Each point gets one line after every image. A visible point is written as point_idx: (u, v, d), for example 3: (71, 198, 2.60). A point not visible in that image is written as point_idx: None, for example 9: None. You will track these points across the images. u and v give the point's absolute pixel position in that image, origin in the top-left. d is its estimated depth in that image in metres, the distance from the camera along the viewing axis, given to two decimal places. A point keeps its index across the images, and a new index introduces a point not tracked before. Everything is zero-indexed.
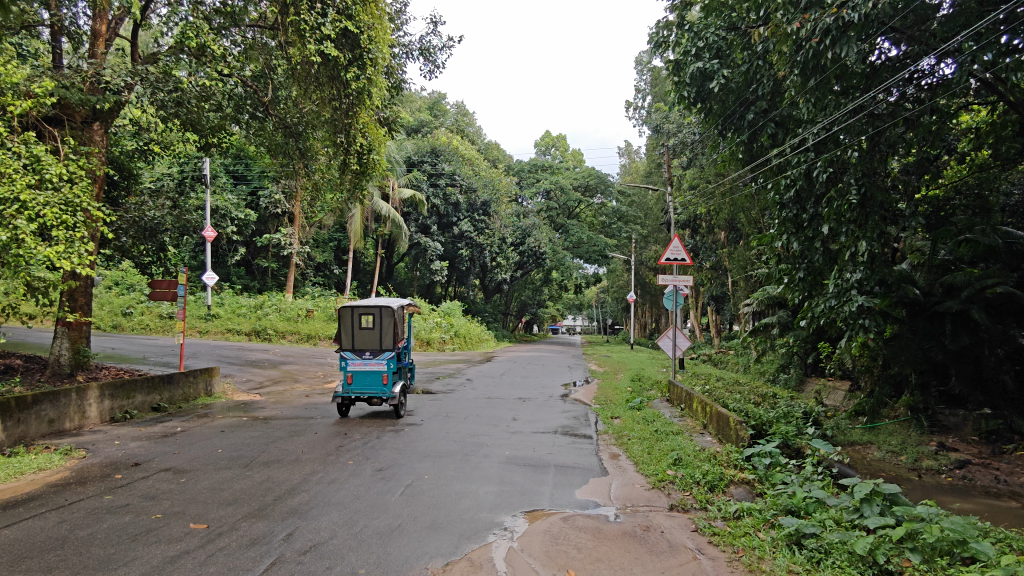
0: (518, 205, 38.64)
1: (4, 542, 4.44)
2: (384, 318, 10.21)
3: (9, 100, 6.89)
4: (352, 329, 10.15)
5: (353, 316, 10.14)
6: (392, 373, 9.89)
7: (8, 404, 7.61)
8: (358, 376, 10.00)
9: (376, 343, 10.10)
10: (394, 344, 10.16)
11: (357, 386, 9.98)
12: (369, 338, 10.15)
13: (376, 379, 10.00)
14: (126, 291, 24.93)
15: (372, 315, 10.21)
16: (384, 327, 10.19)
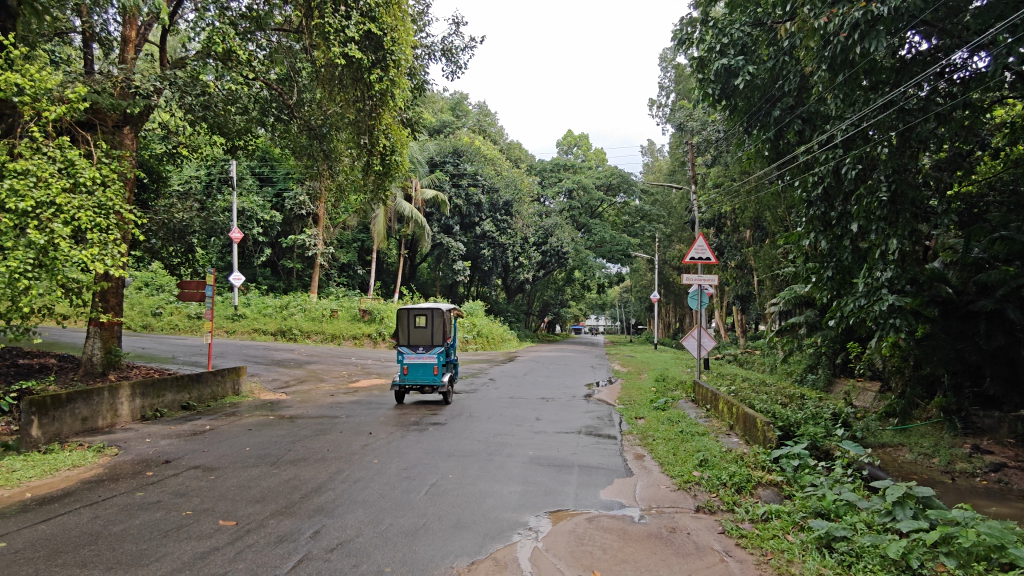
0: (540, 205, 38.63)
1: (41, 537, 4.55)
2: (436, 318, 11.54)
3: (43, 105, 7.05)
4: (407, 327, 11.49)
5: (408, 316, 11.51)
6: (443, 366, 11.22)
7: (44, 402, 7.81)
8: (412, 368, 11.40)
9: (428, 339, 11.42)
10: (444, 341, 11.46)
11: (411, 376, 11.37)
12: (422, 335, 11.50)
13: (428, 370, 11.38)
14: (156, 292, 25.42)
15: (425, 316, 11.52)
16: (435, 326, 11.51)
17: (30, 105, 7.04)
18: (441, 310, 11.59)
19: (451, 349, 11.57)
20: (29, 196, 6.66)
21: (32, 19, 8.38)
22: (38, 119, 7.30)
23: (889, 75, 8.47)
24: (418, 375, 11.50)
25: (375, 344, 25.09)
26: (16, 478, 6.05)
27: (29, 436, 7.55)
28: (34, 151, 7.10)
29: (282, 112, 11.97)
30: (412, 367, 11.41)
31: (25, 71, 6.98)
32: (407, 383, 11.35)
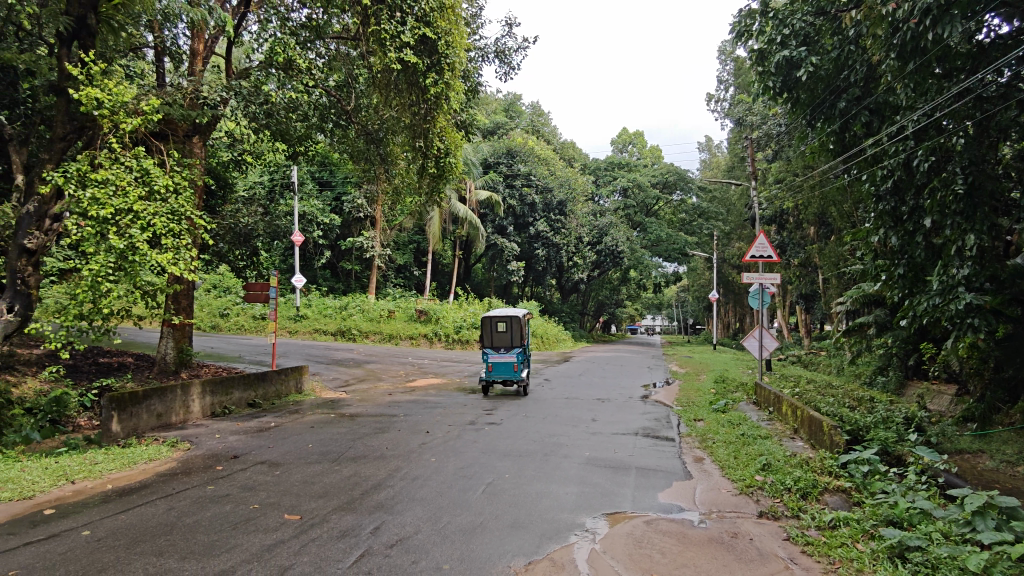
0: (594, 204, 38.37)
1: (121, 526, 4.81)
2: (514, 323, 13.20)
3: (120, 118, 7.45)
4: (489, 331, 13.11)
5: (491, 322, 13.13)
6: (524, 364, 12.83)
7: (122, 398, 8.24)
8: (496, 366, 13.03)
9: (508, 341, 13.05)
10: (522, 342, 13.08)
11: (495, 373, 12.98)
12: (502, 338, 13.14)
13: (509, 368, 13.02)
14: (223, 293, 26.51)
15: (506, 321, 13.14)
16: (514, 330, 13.17)
17: (109, 118, 7.45)
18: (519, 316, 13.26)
19: (529, 349, 13.20)
20: (109, 204, 7.04)
21: (110, 37, 8.88)
22: (116, 130, 7.72)
23: (964, 62, 8.02)
24: (501, 372, 13.14)
25: (432, 343, 25.45)
26: (98, 470, 6.41)
27: (109, 431, 8.01)
28: (112, 161, 7.50)
29: (341, 117, 12.00)
30: (496, 365, 13.04)
31: (105, 86, 7.40)
32: (493, 379, 12.95)
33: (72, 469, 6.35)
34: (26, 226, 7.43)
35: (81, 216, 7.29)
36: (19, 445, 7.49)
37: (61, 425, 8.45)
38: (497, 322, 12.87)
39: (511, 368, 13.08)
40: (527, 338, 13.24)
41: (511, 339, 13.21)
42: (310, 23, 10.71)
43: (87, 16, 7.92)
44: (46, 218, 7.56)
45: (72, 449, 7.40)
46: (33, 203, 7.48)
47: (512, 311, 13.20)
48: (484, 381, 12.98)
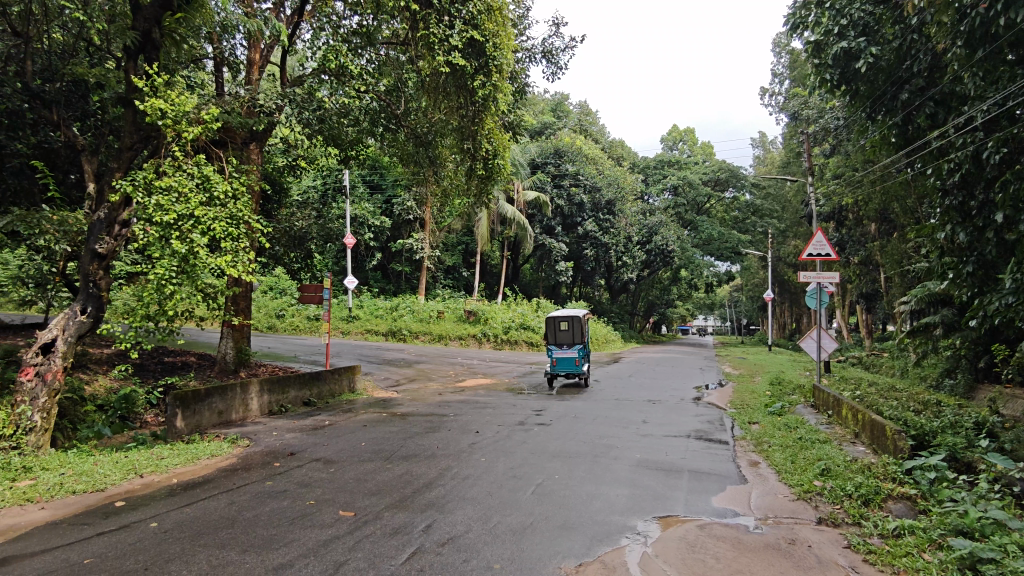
0: (643, 203, 37.92)
1: (186, 518, 5.01)
2: (575, 323, 14.68)
3: (183, 127, 7.76)
4: (553, 330, 14.63)
5: (555, 322, 14.58)
6: (586, 358, 14.29)
7: (186, 396, 8.59)
8: (560, 361, 14.48)
9: (571, 339, 14.55)
10: (583, 340, 14.52)
11: (559, 367, 14.44)
12: (565, 336, 14.66)
13: (572, 362, 14.48)
14: (279, 295, 27.30)
15: (568, 322, 14.59)
16: (575, 329, 14.67)
17: (172, 127, 7.77)
18: (579, 316, 14.74)
19: (589, 346, 14.67)
20: (172, 210, 7.35)
21: (173, 49, 9.27)
22: (178, 139, 8.05)
23: None
24: (564, 366, 14.64)
25: (480, 343, 25.62)
26: (164, 464, 6.70)
27: (174, 427, 8.36)
28: (176, 169, 7.81)
29: (390, 122, 12.16)
30: (560, 360, 14.51)
31: (168, 97, 7.73)
32: (557, 372, 14.43)
33: (140, 464, 6.65)
34: (97, 232, 7.81)
35: (147, 222, 7.63)
36: (92, 440, 7.89)
37: (130, 421, 8.86)
38: (560, 322, 14.37)
39: (574, 363, 14.53)
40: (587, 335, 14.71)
41: (573, 336, 14.72)
42: (361, 30, 10.93)
43: (153, 30, 8.27)
44: (116, 224, 7.93)
45: (141, 444, 7.75)
46: (104, 210, 7.86)
47: (573, 312, 14.70)
48: (549, 374, 14.44)
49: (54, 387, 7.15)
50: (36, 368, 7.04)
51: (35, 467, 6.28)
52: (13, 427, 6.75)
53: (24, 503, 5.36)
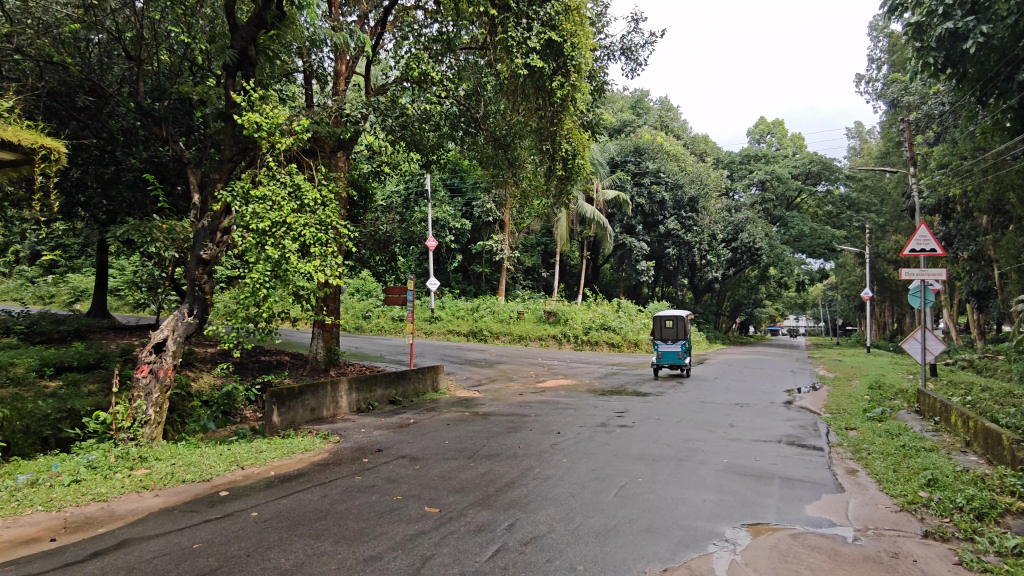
0: (728, 200, 36.75)
1: (283, 509, 5.29)
2: (678, 321, 17.29)
3: (276, 138, 8.19)
4: (659, 327, 17.27)
5: (660, 321, 17.10)
6: (688, 351, 16.77)
7: (281, 393, 9.06)
8: (665, 353, 17.05)
9: (674, 335, 17.12)
10: (685, 337, 16.92)
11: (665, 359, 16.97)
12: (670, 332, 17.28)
13: (676, 354, 17.00)
14: (365, 297, 28.27)
15: (672, 321, 17.09)
16: (678, 326, 17.29)
17: (267, 139, 8.21)
18: (682, 316, 17.33)
19: (690, 341, 17.20)
20: (267, 218, 7.79)
21: (267, 65, 9.80)
22: (272, 150, 8.51)
23: None
24: (669, 359, 17.12)
25: (561, 344, 25.58)
26: (263, 458, 7.09)
27: (271, 423, 8.84)
28: (271, 178, 8.24)
29: (471, 125, 12.29)
30: (665, 353, 17.03)
31: (263, 111, 8.18)
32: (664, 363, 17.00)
33: (241, 456, 7.07)
34: (201, 239, 8.35)
35: (245, 229, 8.11)
36: (198, 433, 8.45)
37: (232, 416, 9.44)
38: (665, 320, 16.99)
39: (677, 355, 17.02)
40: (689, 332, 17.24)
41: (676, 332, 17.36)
42: (442, 37, 11.19)
43: (248, 49, 8.78)
44: (217, 231, 8.47)
45: (241, 438, 8.24)
46: (207, 219, 8.41)
47: (676, 312, 17.29)
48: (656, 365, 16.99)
49: (166, 383, 7.71)
50: (149, 365, 7.62)
51: (150, 457, 6.79)
52: (130, 420, 7.33)
53: (140, 490, 5.81)
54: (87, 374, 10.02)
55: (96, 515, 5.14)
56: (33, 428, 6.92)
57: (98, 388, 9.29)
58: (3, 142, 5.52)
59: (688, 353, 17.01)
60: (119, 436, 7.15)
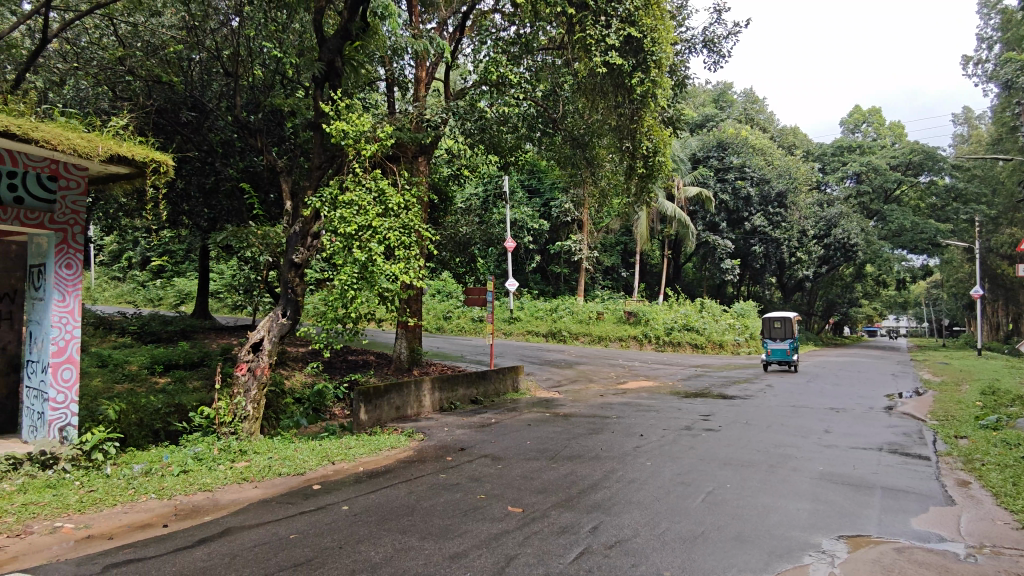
0: (819, 193, 35.06)
1: (372, 504, 5.47)
2: (787, 322, 19.35)
3: (362, 145, 8.48)
4: (769, 327, 19.40)
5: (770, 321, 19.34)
6: (795, 349, 18.74)
7: (368, 392, 9.37)
8: (774, 351, 19.16)
9: (783, 334, 19.21)
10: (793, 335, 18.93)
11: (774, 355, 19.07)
12: (778, 332, 19.38)
13: (784, 352, 19.10)
14: (447, 298, 28.77)
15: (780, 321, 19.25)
16: (787, 327, 19.30)
17: (353, 146, 8.51)
18: (790, 317, 19.32)
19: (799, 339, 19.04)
20: (354, 222, 8.07)
21: (352, 76, 10.19)
22: (358, 157, 8.81)
23: None
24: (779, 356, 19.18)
25: (642, 345, 25.13)
26: (353, 453, 7.36)
27: (359, 420, 9.17)
28: (357, 184, 8.54)
29: (548, 126, 12.23)
30: (774, 350, 19.14)
31: (349, 119, 8.49)
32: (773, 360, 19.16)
33: (332, 451, 7.37)
34: (293, 243, 8.76)
35: (333, 233, 8.44)
36: (292, 429, 8.88)
37: (322, 413, 9.87)
38: (774, 322, 19.14)
39: (785, 352, 19.09)
40: (797, 332, 19.25)
41: (785, 332, 19.44)
42: (519, 39, 11.08)
43: (335, 60, 9.12)
44: (308, 236, 8.86)
45: (331, 434, 8.60)
46: (298, 224, 8.82)
47: (785, 314, 19.28)
48: (766, 361, 19.17)
49: (263, 380, 8.17)
50: (248, 363, 8.09)
51: (249, 450, 7.19)
52: (231, 415, 7.80)
53: (241, 481, 6.17)
54: (192, 372, 10.72)
55: (202, 504, 5.49)
56: (147, 421, 7.48)
57: (203, 384, 9.93)
58: (118, 157, 5.99)
59: (797, 351, 19.01)
60: (222, 430, 7.63)
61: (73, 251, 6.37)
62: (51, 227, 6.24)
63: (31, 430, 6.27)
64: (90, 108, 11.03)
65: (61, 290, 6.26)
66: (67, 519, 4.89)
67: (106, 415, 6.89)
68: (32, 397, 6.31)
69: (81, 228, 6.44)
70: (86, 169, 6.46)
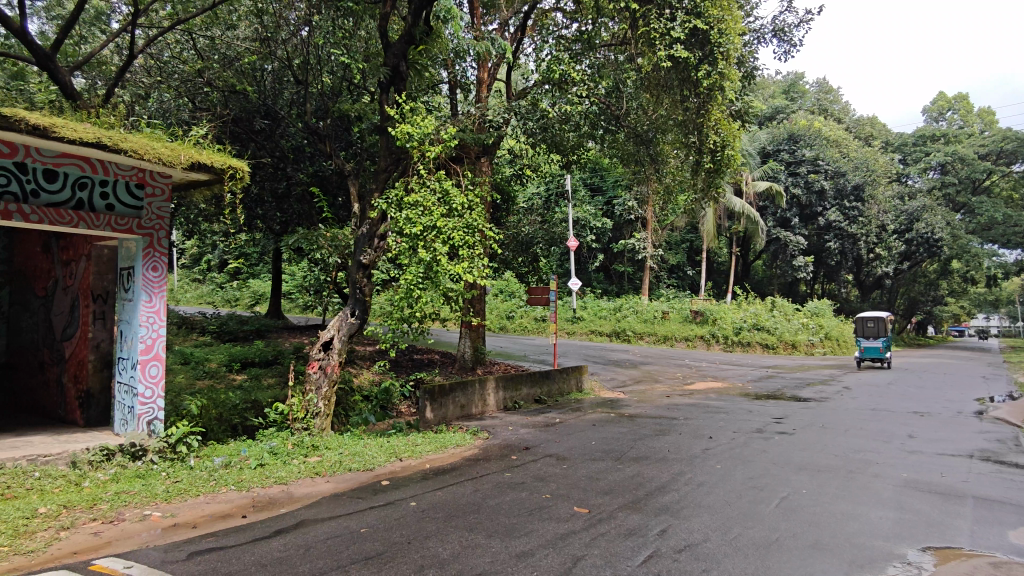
0: (899, 186, 33.29)
1: (440, 501, 5.55)
2: (879, 322, 20.10)
3: (426, 147, 8.61)
4: (861, 327, 20.27)
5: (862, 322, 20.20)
6: (889, 347, 19.56)
7: (434, 390, 9.51)
8: (867, 349, 20.05)
9: (875, 333, 20.07)
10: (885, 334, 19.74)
11: (868, 353, 19.92)
12: (871, 331, 20.19)
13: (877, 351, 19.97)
14: (510, 297, 28.90)
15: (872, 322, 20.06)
16: (879, 325, 20.09)
17: (418, 148, 8.65)
18: (882, 317, 20.09)
19: (892, 338, 19.81)
20: (419, 223, 8.20)
21: (416, 79, 10.37)
22: (423, 158, 8.93)
23: None
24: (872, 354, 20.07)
25: (709, 345, 24.45)
26: (419, 451, 7.49)
27: (425, 418, 9.33)
28: (422, 185, 8.67)
29: (611, 122, 12.11)
30: (867, 348, 20.00)
31: (414, 122, 8.62)
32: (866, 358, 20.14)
33: (400, 448, 7.52)
34: (361, 245, 8.99)
35: (399, 234, 8.60)
36: (361, 425, 9.10)
37: (389, 410, 10.10)
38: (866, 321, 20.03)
39: (879, 350, 19.93)
40: (890, 330, 20.05)
41: (877, 331, 20.23)
42: (582, 36, 11.09)
43: (400, 64, 9.28)
44: (375, 237, 9.07)
45: (399, 431, 8.78)
46: (366, 226, 9.04)
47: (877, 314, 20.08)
48: (859, 359, 20.13)
49: (333, 378, 8.42)
50: (318, 362, 8.36)
51: (320, 446, 7.43)
52: (304, 412, 8.08)
53: (314, 475, 6.37)
54: (267, 369, 11.16)
55: (277, 497, 5.71)
56: (226, 416, 7.84)
57: (277, 381, 10.34)
58: (198, 164, 6.29)
59: (890, 349, 19.84)
60: (296, 425, 7.92)
61: (159, 255, 6.75)
62: (139, 232, 6.62)
63: (122, 423, 6.67)
64: (172, 118, 11.64)
65: (148, 291, 6.64)
66: (155, 507, 5.18)
67: (189, 409, 7.27)
68: (123, 392, 6.72)
69: (166, 233, 6.82)
70: (170, 177, 6.83)
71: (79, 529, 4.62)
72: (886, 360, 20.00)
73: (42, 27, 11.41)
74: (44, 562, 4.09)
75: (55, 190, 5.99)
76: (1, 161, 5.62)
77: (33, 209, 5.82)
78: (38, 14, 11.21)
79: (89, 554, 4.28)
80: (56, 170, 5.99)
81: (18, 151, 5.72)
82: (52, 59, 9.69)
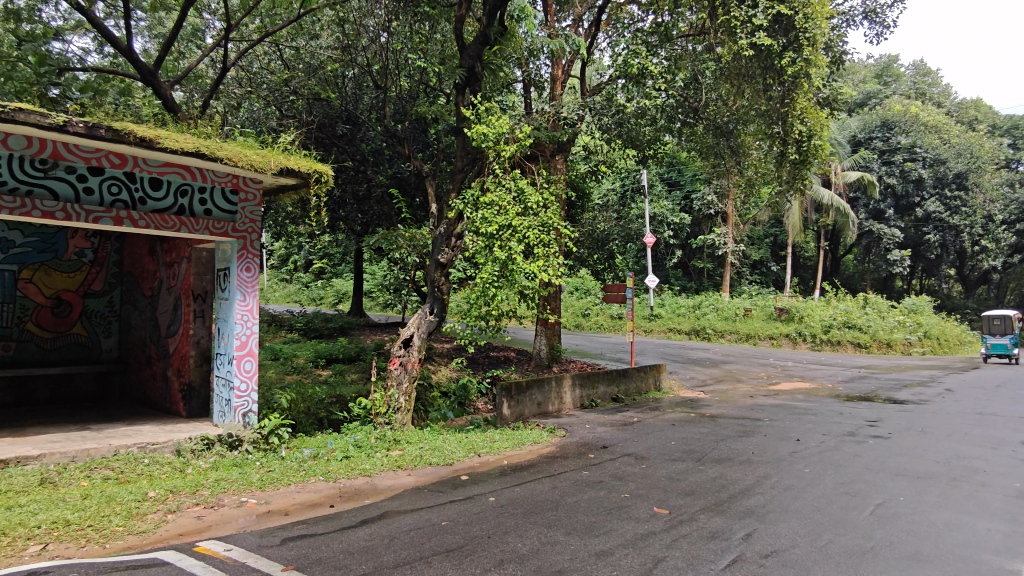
0: (1008, 172, 30.82)
1: (518, 497, 5.60)
2: (1006, 319, 20.24)
3: (501, 146, 8.68)
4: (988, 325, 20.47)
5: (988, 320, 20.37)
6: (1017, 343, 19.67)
7: (511, 388, 9.60)
8: (995, 346, 20.26)
9: (1002, 330, 20.23)
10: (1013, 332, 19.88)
11: (995, 350, 20.14)
12: (998, 328, 20.34)
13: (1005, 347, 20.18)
14: (585, 295, 28.77)
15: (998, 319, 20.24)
16: (1006, 323, 20.25)
17: (493, 148, 8.74)
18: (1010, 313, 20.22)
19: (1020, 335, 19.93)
20: (495, 222, 8.28)
21: (491, 79, 10.48)
22: (498, 157, 9.02)
23: None
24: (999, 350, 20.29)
25: (795, 344, 23.38)
26: (497, 447, 7.58)
27: (502, 415, 9.44)
28: (498, 185, 8.74)
29: (689, 115, 11.60)
30: (994, 344, 20.24)
31: (489, 122, 8.71)
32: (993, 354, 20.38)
33: (478, 444, 7.63)
34: (439, 244, 9.18)
35: (476, 233, 8.72)
36: (440, 421, 9.31)
37: (467, 407, 10.27)
38: (993, 319, 20.23)
39: (1006, 346, 20.14)
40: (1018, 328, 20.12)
41: (1005, 328, 20.36)
42: (659, 28, 10.94)
43: (475, 65, 9.41)
44: (452, 236, 9.24)
45: (477, 427, 8.91)
46: (444, 226, 9.25)
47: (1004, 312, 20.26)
48: (986, 356, 20.35)
49: (413, 374, 8.64)
50: (399, 358, 8.60)
51: (402, 440, 7.65)
52: (386, 407, 8.35)
53: (397, 469, 6.57)
54: (350, 365, 11.59)
55: (362, 488, 5.93)
56: (313, 410, 8.21)
57: (360, 376, 10.74)
58: (286, 170, 6.60)
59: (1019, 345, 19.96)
60: (378, 420, 8.20)
61: (252, 256, 7.14)
62: (234, 235, 7.02)
63: (220, 414, 7.11)
64: (261, 126, 12.27)
65: (242, 291, 7.04)
66: (251, 495, 5.48)
67: (279, 403, 7.65)
68: (220, 385, 7.15)
69: (258, 236, 7.19)
70: (261, 183, 7.20)
71: (183, 512, 4.96)
72: (1016, 357, 20.12)
73: (145, 45, 12.27)
74: (154, 542, 4.41)
75: (160, 198, 6.44)
76: (113, 171, 6.09)
77: (140, 216, 6.28)
78: (142, 33, 12.06)
79: (192, 536, 4.58)
80: (161, 178, 6.45)
81: (128, 162, 6.18)
82: (155, 75, 10.43)
